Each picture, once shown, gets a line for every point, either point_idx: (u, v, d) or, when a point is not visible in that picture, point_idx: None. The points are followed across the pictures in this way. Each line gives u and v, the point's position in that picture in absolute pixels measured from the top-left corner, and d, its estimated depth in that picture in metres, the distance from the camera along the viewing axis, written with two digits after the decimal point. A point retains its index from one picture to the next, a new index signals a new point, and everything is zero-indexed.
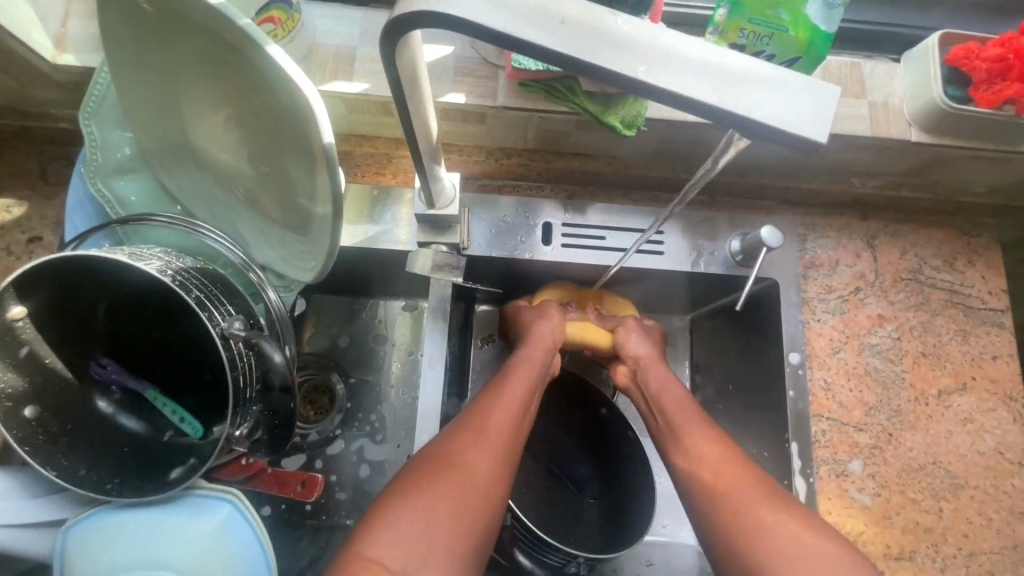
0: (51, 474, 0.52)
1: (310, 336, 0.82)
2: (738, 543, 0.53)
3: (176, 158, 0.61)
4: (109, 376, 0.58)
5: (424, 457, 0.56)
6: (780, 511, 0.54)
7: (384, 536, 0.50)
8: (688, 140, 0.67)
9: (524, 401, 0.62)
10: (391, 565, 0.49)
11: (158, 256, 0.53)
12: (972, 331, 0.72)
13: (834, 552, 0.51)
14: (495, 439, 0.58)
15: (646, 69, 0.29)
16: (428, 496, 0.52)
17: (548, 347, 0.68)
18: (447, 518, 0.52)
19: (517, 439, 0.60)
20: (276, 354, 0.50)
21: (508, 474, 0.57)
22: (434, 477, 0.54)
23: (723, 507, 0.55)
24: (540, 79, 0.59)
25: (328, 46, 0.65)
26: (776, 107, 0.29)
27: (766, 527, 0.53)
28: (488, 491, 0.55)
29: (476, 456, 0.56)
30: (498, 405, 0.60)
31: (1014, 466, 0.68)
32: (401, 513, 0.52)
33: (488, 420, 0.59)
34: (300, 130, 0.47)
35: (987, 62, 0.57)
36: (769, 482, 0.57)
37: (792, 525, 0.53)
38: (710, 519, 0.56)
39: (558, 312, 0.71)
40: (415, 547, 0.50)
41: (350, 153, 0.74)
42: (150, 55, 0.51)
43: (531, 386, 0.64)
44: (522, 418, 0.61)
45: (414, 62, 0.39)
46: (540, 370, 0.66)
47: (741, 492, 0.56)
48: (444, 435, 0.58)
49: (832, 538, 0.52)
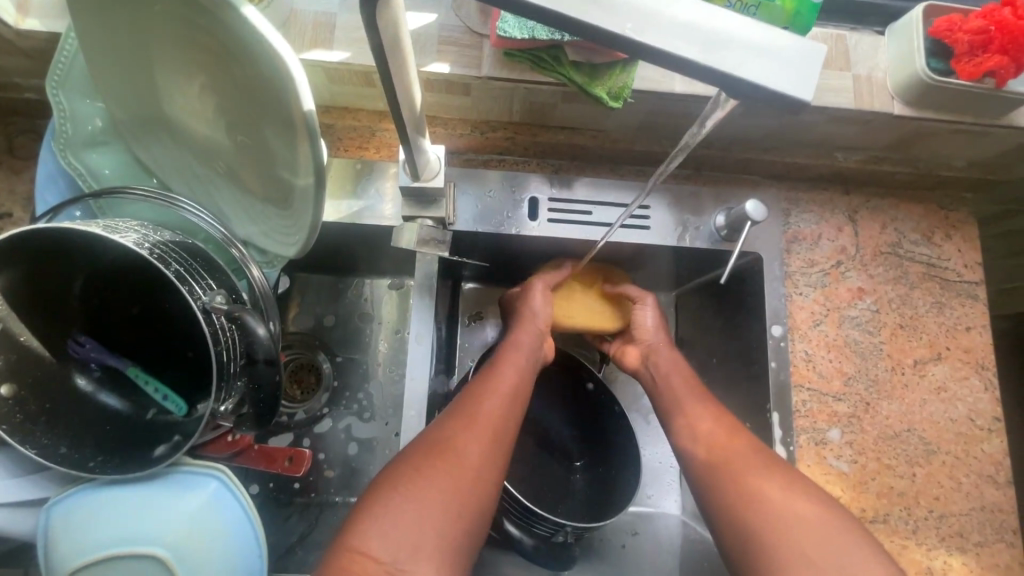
0: (31, 452, 0.52)
1: (295, 316, 0.82)
2: (732, 507, 0.55)
3: (150, 130, 0.59)
4: (88, 355, 0.57)
5: (413, 449, 0.56)
6: (774, 478, 0.55)
7: (374, 528, 0.50)
8: (674, 114, 0.66)
9: (512, 386, 0.62)
10: (383, 556, 0.49)
11: (135, 230, 0.51)
12: (948, 303, 0.74)
13: (822, 515, 0.52)
14: (483, 426, 0.58)
15: (634, 27, 0.29)
16: (417, 488, 0.53)
17: (536, 334, 0.68)
18: (437, 509, 0.52)
19: (508, 423, 0.60)
20: (260, 328, 0.50)
21: (499, 458, 0.57)
22: (424, 469, 0.54)
23: (717, 475, 0.58)
24: (527, 48, 0.58)
25: (306, 14, 0.63)
26: (764, 66, 0.29)
27: (760, 492, 0.54)
28: (479, 479, 0.55)
29: (465, 445, 0.56)
30: (487, 392, 0.61)
31: (984, 432, 0.71)
32: (391, 504, 0.52)
33: (477, 408, 0.59)
34: (278, 98, 0.45)
35: (968, 34, 0.57)
36: (759, 451, 0.59)
37: (783, 492, 0.54)
38: (705, 487, 0.58)
39: (542, 289, 0.71)
40: (404, 538, 0.50)
41: (333, 127, 0.73)
42: (116, 21, 0.48)
43: (520, 372, 0.64)
44: (512, 403, 0.61)
45: (397, 25, 0.38)
46: (528, 356, 0.66)
47: (738, 461, 0.58)
48: (433, 426, 0.58)
49: (819, 503, 0.54)
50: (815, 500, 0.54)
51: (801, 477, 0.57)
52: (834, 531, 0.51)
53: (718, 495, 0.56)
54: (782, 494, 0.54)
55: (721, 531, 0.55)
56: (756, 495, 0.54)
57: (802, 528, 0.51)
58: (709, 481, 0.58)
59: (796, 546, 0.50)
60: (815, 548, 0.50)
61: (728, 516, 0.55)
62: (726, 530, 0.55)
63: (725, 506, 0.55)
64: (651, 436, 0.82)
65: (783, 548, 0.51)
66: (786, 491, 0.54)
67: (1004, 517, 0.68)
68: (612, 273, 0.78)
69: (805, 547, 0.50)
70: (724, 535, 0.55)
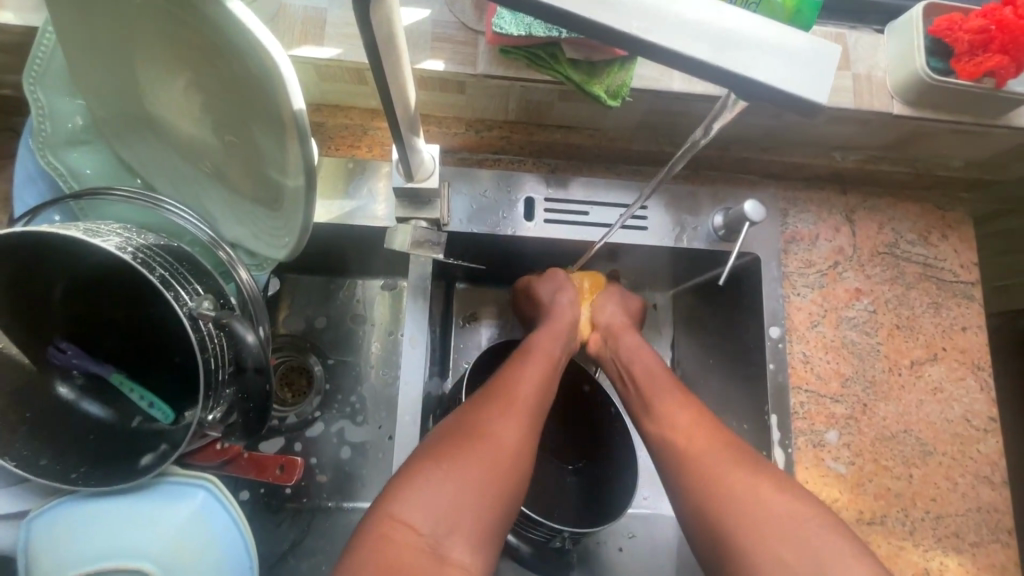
0: (10, 464, 0.50)
1: (285, 318, 0.80)
2: (699, 500, 0.54)
3: (133, 128, 0.57)
4: (69, 362, 0.55)
5: (452, 427, 0.55)
6: (750, 476, 0.54)
7: (414, 501, 0.50)
8: (673, 113, 0.65)
9: (546, 372, 0.62)
10: (422, 528, 0.49)
11: (118, 233, 0.49)
12: (944, 303, 0.74)
13: (794, 514, 0.51)
14: (522, 408, 0.57)
15: (640, 25, 0.28)
16: (459, 463, 0.52)
17: (570, 321, 0.69)
18: (478, 485, 0.51)
19: (544, 406, 0.60)
20: (249, 335, 0.48)
21: (535, 442, 0.57)
22: (465, 445, 0.53)
23: (687, 470, 0.56)
24: (523, 45, 0.56)
25: (296, 9, 0.61)
26: (775, 66, 0.28)
27: (735, 492, 0.53)
28: (518, 459, 0.54)
29: (505, 425, 0.55)
30: (524, 375, 0.60)
31: (979, 433, 0.71)
32: (431, 478, 0.51)
33: (516, 389, 0.59)
34: (267, 96, 0.44)
35: (969, 34, 0.56)
36: (737, 446, 0.57)
37: (755, 487, 0.53)
38: (680, 485, 0.56)
39: (566, 279, 0.72)
40: (445, 516, 0.50)
41: (323, 125, 0.71)
42: (96, 13, 0.46)
43: (553, 359, 0.64)
44: (548, 388, 0.61)
45: (391, 22, 0.37)
46: (561, 343, 0.67)
47: (711, 459, 0.56)
48: (470, 404, 0.57)
49: (795, 501, 0.52)
50: (791, 497, 0.52)
51: (776, 472, 0.55)
52: (802, 532, 0.50)
53: (693, 495, 0.55)
54: (756, 491, 0.53)
55: (689, 523, 0.55)
56: (724, 490, 0.53)
57: (778, 530, 0.50)
58: (685, 480, 0.56)
59: (756, 541, 0.50)
60: (791, 549, 0.49)
61: (699, 515, 0.54)
62: (701, 531, 0.54)
63: (692, 498, 0.55)
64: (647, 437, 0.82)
65: (745, 545, 0.50)
66: (761, 489, 0.53)
67: (1000, 517, 0.68)
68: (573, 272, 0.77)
69: (766, 545, 0.50)
70: (689, 525, 0.55)
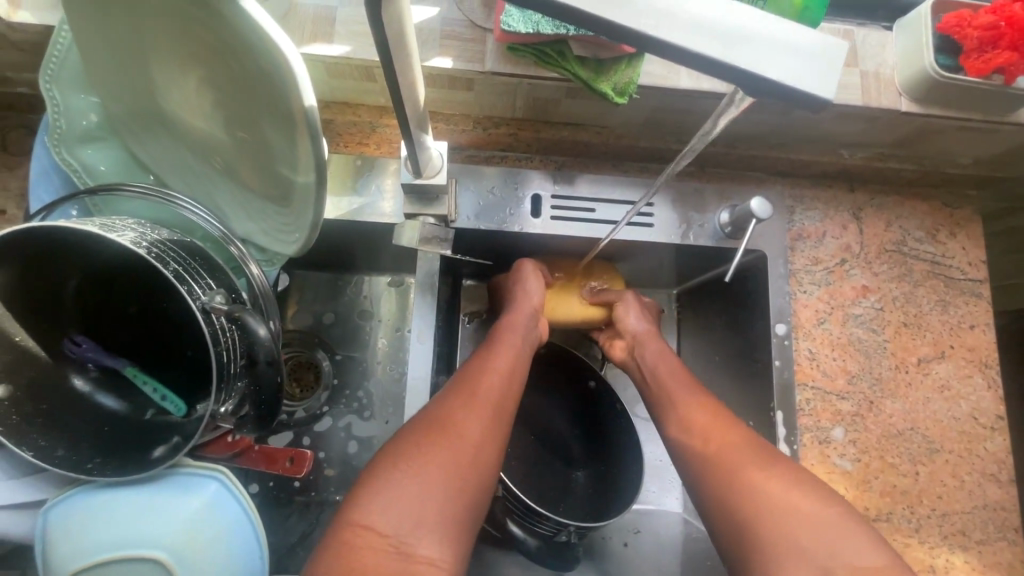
0: (27, 454, 0.51)
1: (294, 314, 0.81)
2: (724, 496, 0.54)
3: (147, 125, 0.58)
4: (85, 355, 0.56)
5: (414, 425, 0.56)
6: (774, 472, 0.54)
7: (377, 503, 0.50)
8: (680, 110, 0.65)
9: (510, 365, 0.63)
10: (386, 530, 0.49)
11: (132, 228, 0.50)
12: (952, 301, 0.74)
13: (816, 510, 0.51)
14: (485, 403, 0.58)
15: (652, 23, 0.28)
16: (419, 463, 0.52)
17: (532, 313, 0.69)
18: (440, 482, 0.52)
19: (508, 398, 0.60)
20: (261, 328, 0.49)
21: (499, 433, 0.57)
22: (425, 444, 0.54)
23: (710, 469, 0.57)
24: (530, 43, 0.56)
25: (306, 8, 0.61)
26: (786, 64, 0.29)
27: (761, 492, 0.53)
28: (482, 454, 0.55)
29: (466, 420, 0.56)
30: (489, 370, 0.61)
31: (986, 431, 0.71)
32: (394, 478, 0.51)
33: (478, 385, 0.59)
34: (279, 95, 0.44)
35: (978, 30, 0.56)
36: (760, 442, 0.58)
37: (778, 482, 0.53)
38: (702, 483, 0.57)
39: (533, 271, 0.72)
40: (407, 513, 0.50)
41: (333, 122, 0.72)
42: (113, 16, 0.47)
43: (516, 352, 0.65)
44: (512, 381, 0.62)
45: (401, 19, 0.37)
46: (524, 336, 0.67)
47: (734, 457, 0.56)
48: (431, 405, 0.58)
49: (813, 495, 0.52)
50: (818, 496, 0.52)
51: (800, 468, 0.55)
52: (825, 525, 0.50)
53: (719, 494, 0.55)
54: (781, 492, 0.52)
55: (715, 521, 0.55)
56: (750, 487, 0.53)
57: (808, 527, 0.50)
58: (706, 477, 0.57)
59: (786, 536, 0.50)
60: (822, 551, 0.49)
61: (727, 515, 0.53)
62: (724, 527, 0.54)
63: (717, 495, 0.55)
64: (652, 434, 0.82)
65: (773, 540, 0.50)
66: (784, 487, 0.53)
67: (1006, 515, 0.68)
68: (591, 270, 0.78)
69: (794, 534, 0.50)
70: (714, 518, 0.55)
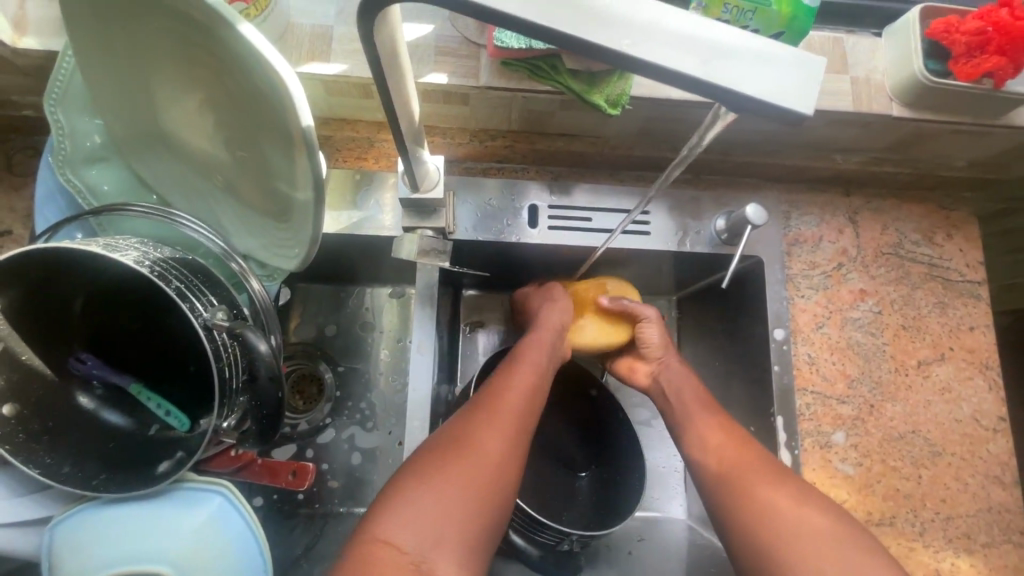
0: (33, 472, 0.51)
1: (296, 327, 0.81)
2: (733, 510, 0.55)
3: (149, 145, 0.59)
4: (90, 372, 0.57)
5: (436, 441, 0.56)
6: (776, 484, 0.55)
7: (399, 520, 0.50)
8: (674, 119, 0.66)
9: (535, 383, 0.62)
10: (406, 546, 0.50)
11: (135, 247, 0.51)
12: (951, 303, 0.74)
13: (819, 522, 0.52)
14: (507, 420, 0.58)
15: (631, 43, 0.29)
16: (440, 481, 0.53)
17: (557, 327, 0.68)
18: (458, 500, 0.52)
19: (530, 415, 0.60)
20: (261, 344, 0.49)
21: (519, 450, 0.57)
22: (447, 462, 0.54)
23: (721, 485, 0.57)
24: (524, 57, 0.57)
25: (303, 27, 0.63)
26: (761, 79, 0.29)
27: (772, 506, 0.53)
28: (500, 471, 0.55)
29: (488, 438, 0.56)
30: (511, 385, 0.61)
31: (989, 433, 0.70)
32: (416, 495, 0.52)
33: (501, 401, 0.59)
34: (278, 115, 0.45)
35: (966, 36, 0.57)
36: (768, 456, 0.59)
37: (781, 494, 0.54)
38: (717, 502, 0.57)
39: (563, 293, 0.71)
40: (428, 531, 0.50)
41: (331, 138, 0.73)
42: (117, 42, 0.49)
43: (539, 367, 0.64)
44: (534, 397, 0.61)
45: (393, 37, 0.38)
46: (549, 350, 0.66)
47: (749, 474, 0.56)
48: (453, 420, 0.58)
49: (819, 509, 0.53)
50: (828, 512, 0.53)
51: (805, 483, 0.56)
52: (828, 537, 0.51)
53: (729, 507, 0.56)
54: (797, 510, 0.53)
55: (726, 534, 0.55)
56: (757, 501, 0.54)
57: (818, 541, 0.51)
58: (717, 493, 0.57)
59: (791, 548, 0.51)
60: (837, 566, 0.49)
61: (736, 527, 0.54)
62: (735, 539, 0.54)
63: (727, 511, 0.56)
64: (655, 441, 0.82)
65: (778, 552, 0.51)
66: (800, 504, 0.53)
67: (1011, 517, 0.68)
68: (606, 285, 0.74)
69: (798, 546, 0.50)
70: (725, 531, 0.55)
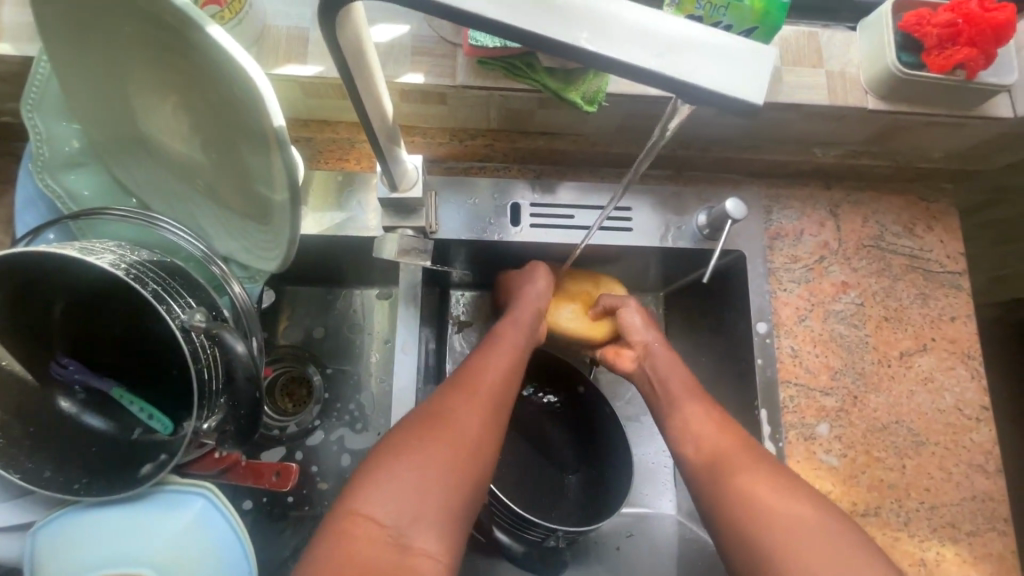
0: (15, 477, 0.52)
1: (284, 329, 0.81)
2: (718, 499, 0.55)
3: (127, 149, 0.59)
4: (72, 377, 0.57)
5: (414, 418, 0.56)
6: (759, 473, 0.55)
7: (377, 496, 0.51)
8: (651, 116, 0.66)
9: (512, 361, 0.62)
10: (385, 521, 0.50)
11: (112, 250, 0.51)
12: (932, 294, 0.74)
13: (801, 510, 0.52)
14: (484, 396, 0.58)
15: (588, 36, 0.29)
16: (417, 457, 0.53)
17: (536, 306, 0.69)
18: (437, 473, 0.52)
19: (507, 392, 0.60)
20: (239, 345, 0.49)
21: (497, 426, 0.57)
22: (425, 438, 0.54)
23: (709, 475, 0.57)
24: (499, 56, 0.58)
25: (280, 29, 0.63)
26: (715, 70, 0.30)
27: (754, 495, 0.54)
28: (479, 446, 0.55)
29: (465, 413, 0.56)
30: (489, 363, 0.61)
31: (972, 422, 0.71)
32: (394, 471, 0.52)
33: (479, 378, 0.59)
34: (252, 116, 0.45)
35: (938, 28, 0.57)
36: (752, 445, 0.59)
37: (763, 483, 0.54)
38: (703, 491, 0.57)
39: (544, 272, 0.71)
40: (407, 506, 0.51)
41: (311, 139, 0.73)
42: (91, 46, 0.49)
43: (517, 347, 0.64)
44: (513, 374, 0.62)
45: (358, 35, 0.38)
46: (526, 330, 0.67)
47: (734, 462, 0.57)
48: (431, 398, 0.58)
49: (801, 498, 0.53)
50: (810, 501, 0.53)
51: (789, 473, 0.56)
52: (808, 525, 0.51)
53: (713, 495, 0.56)
54: (782, 501, 0.53)
55: (711, 522, 0.56)
56: (739, 490, 0.54)
57: (797, 529, 0.51)
58: (704, 483, 0.58)
59: (772, 535, 0.51)
60: (814, 553, 0.49)
61: (720, 515, 0.55)
62: (721, 527, 0.54)
63: (711, 501, 0.56)
64: (644, 437, 0.82)
65: (758, 540, 0.51)
66: (786, 496, 0.53)
67: (995, 506, 0.68)
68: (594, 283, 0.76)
69: (776, 534, 0.51)
70: (710, 518, 0.56)
